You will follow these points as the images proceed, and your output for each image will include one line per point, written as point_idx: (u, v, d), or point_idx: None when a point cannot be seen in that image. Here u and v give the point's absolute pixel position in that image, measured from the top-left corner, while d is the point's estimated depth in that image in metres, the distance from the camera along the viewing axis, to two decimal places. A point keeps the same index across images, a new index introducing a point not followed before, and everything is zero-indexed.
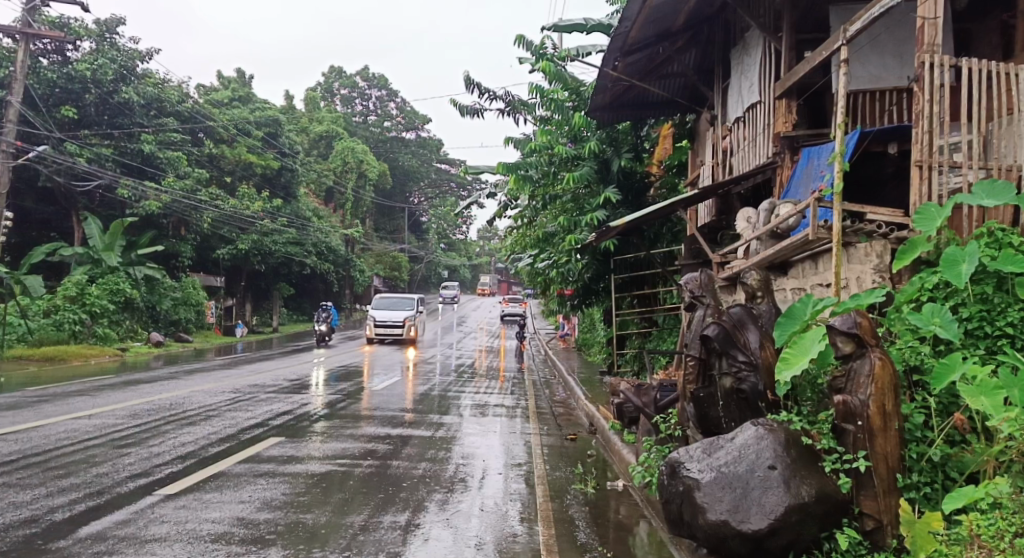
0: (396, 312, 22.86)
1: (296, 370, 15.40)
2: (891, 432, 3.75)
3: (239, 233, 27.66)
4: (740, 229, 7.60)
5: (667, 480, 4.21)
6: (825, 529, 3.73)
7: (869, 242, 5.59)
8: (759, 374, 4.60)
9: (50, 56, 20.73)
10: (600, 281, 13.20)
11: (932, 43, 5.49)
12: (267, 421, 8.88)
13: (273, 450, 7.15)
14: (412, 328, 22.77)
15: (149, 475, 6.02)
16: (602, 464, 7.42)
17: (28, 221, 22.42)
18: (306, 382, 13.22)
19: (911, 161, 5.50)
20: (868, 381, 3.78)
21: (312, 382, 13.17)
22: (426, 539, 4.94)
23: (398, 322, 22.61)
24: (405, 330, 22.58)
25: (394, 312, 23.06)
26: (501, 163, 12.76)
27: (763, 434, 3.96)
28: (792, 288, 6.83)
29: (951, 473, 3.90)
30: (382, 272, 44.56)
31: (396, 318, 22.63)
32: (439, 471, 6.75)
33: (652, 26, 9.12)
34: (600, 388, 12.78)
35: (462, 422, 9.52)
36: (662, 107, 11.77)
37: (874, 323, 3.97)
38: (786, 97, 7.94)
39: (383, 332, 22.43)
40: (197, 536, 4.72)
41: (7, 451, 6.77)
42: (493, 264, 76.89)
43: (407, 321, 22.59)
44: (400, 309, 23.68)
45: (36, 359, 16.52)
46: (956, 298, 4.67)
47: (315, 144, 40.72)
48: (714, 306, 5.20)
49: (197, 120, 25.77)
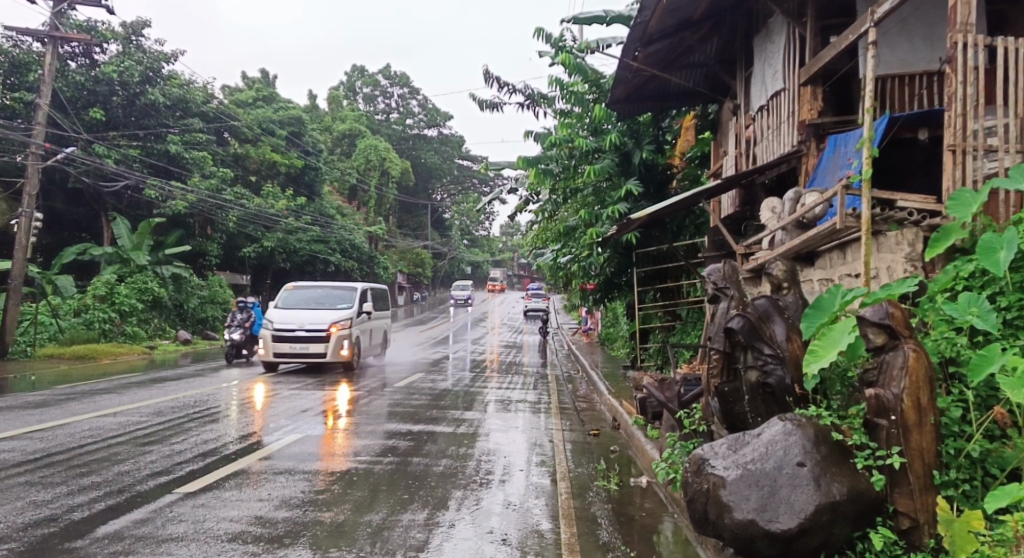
0: (317, 314, 13.78)
1: (192, 396, 10.65)
2: (927, 428, 3.60)
3: (264, 232, 27.81)
4: (764, 220, 7.39)
5: (691, 478, 4.06)
6: (858, 528, 3.58)
7: (900, 231, 5.37)
8: (786, 367, 4.43)
9: (78, 59, 20.97)
10: (622, 275, 13.04)
11: (966, 23, 5.26)
12: (290, 419, 8.84)
13: (295, 448, 7.09)
14: (347, 342, 13.75)
15: (169, 473, 6.00)
16: (626, 460, 7.27)
17: (58, 223, 22.74)
18: (180, 419, 8.52)
19: (944, 145, 5.29)
20: (901, 373, 3.63)
21: (180, 423, 8.27)
22: (444, 538, 4.81)
23: (319, 331, 13.48)
24: (331, 347, 13.51)
25: (316, 312, 13.78)
26: (522, 156, 12.64)
27: (791, 430, 3.81)
28: (819, 279, 6.63)
29: (991, 469, 3.73)
30: (406, 269, 44.67)
31: (318, 323, 13.56)
32: (460, 468, 6.65)
33: (672, 15, 8.94)
34: (624, 382, 12.62)
35: (485, 418, 9.44)
36: (684, 97, 11.56)
37: (907, 314, 3.81)
38: (811, 84, 7.74)
39: (293, 351, 13.37)
40: (213, 535, 4.66)
41: (30, 449, 6.79)
42: (517, 259, 76.59)
43: (334, 328, 13.51)
44: (327, 307, 14.31)
45: (66, 357, 16.71)
46: (994, 287, 4.49)
47: (339, 143, 40.93)
48: (737, 298, 5.04)
49: (222, 120, 25.95)
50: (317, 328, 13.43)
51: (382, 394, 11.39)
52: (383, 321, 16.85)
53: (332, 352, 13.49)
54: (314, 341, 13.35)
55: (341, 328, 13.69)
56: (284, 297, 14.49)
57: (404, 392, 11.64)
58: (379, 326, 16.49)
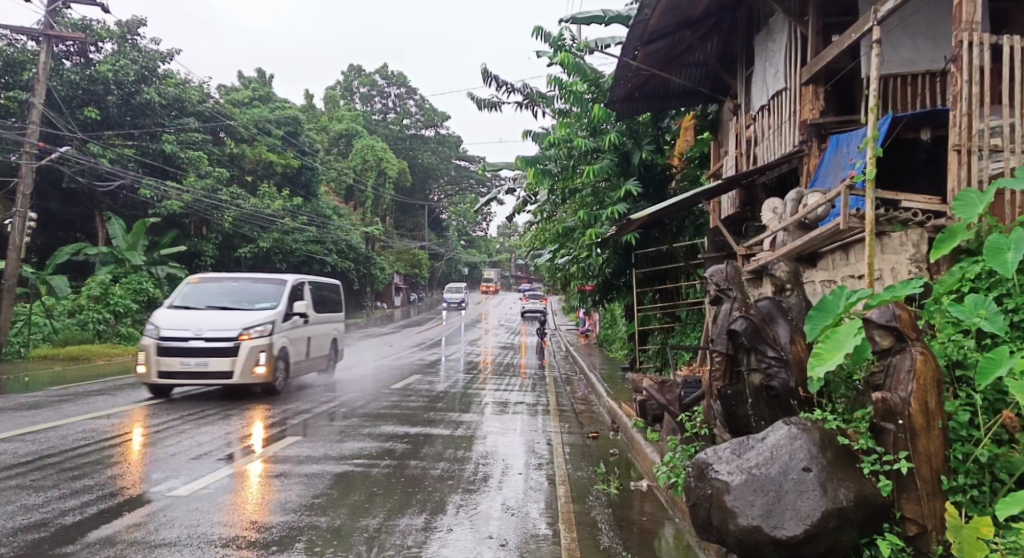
0: (222, 317, 10.14)
1: (95, 423, 8.32)
2: (935, 432, 3.53)
3: (261, 232, 27.70)
4: (766, 220, 7.32)
5: (693, 483, 3.99)
6: (865, 535, 3.51)
7: (905, 232, 5.32)
8: (790, 370, 4.36)
9: (73, 58, 20.85)
10: (621, 277, 12.97)
11: (971, 21, 5.20)
12: (179, 469, 6.20)
13: (255, 472, 6.12)
14: (265, 355, 10.16)
15: (163, 477, 5.91)
16: (626, 463, 7.20)
17: (52, 222, 22.61)
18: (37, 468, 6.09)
19: (949, 145, 5.23)
20: (909, 377, 3.56)
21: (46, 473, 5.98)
22: (443, 544, 4.73)
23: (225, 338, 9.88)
24: (239, 362, 9.85)
25: (220, 315, 10.16)
26: (520, 156, 12.58)
27: (797, 434, 3.74)
28: (822, 281, 6.57)
29: (1000, 474, 3.66)
30: (403, 269, 44.58)
31: (223, 328, 9.91)
32: (458, 472, 6.57)
33: (672, 14, 8.88)
34: (622, 384, 12.55)
35: (483, 420, 9.36)
36: (684, 97, 11.50)
37: (915, 316, 3.74)
38: (813, 83, 7.67)
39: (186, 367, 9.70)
40: (207, 540, 4.57)
41: (22, 452, 6.70)
42: (514, 260, 76.57)
43: (245, 336, 9.91)
44: (242, 306, 10.68)
45: (60, 358, 16.60)
46: (1001, 289, 4.42)
47: (335, 143, 40.86)
48: (740, 300, 4.97)
49: (218, 119, 25.86)
50: (219, 337, 9.78)
51: (379, 396, 11.31)
52: (333, 328, 13.29)
53: (239, 369, 9.85)
54: (216, 354, 9.73)
55: (253, 336, 10.04)
56: (186, 293, 10.87)
57: (401, 394, 11.55)
58: (326, 334, 12.87)
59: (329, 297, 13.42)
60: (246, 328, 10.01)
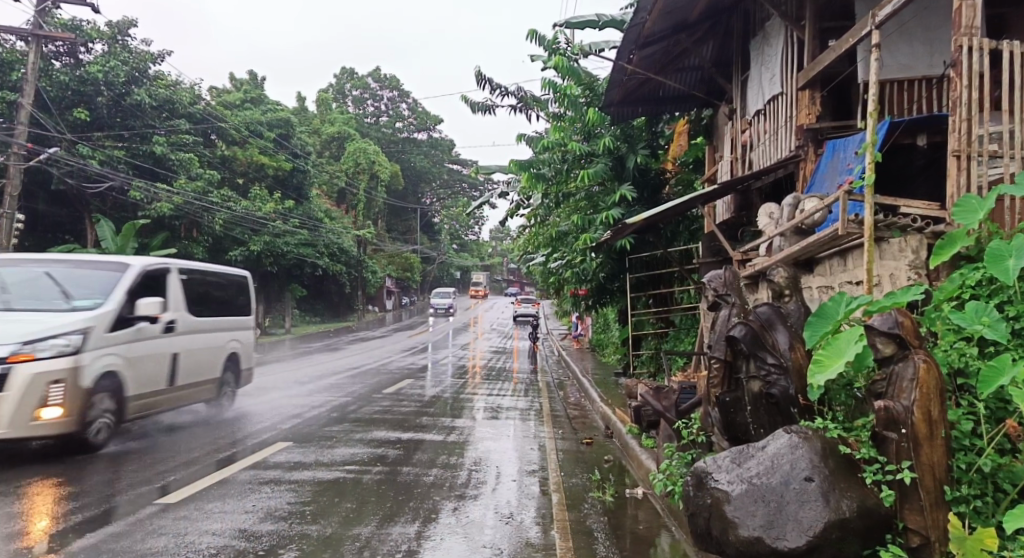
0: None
1: None
2: (938, 441, 3.47)
3: (251, 235, 27.50)
4: (762, 225, 7.28)
5: (692, 492, 3.93)
6: (867, 547, 3.44)
7: (904, 238, 5.28)
8: (789, 378, 4.31)
9: (62, 59, 20.65)
10: (614, 281, 12.91)
11: (970, 26, 5.17)
12: None
13: None
14: (62, 391, 6.15)
15: (150, 483, 5.79)
16: (620, 470, 7.12)
17: (41, 224, 22.39)
18: None
19: (948, 150, 5.19)
20: (912, 385, 3.50)
21: None
22: (435, 553, 4.63)
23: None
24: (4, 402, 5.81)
25: (3, 323, 6.26)
26: (514, 160, 12.51)
27: (798, 443, 3.68)
28: (819, 286, 6.52)
29: (1003, 484, 3.59)
30: (395, 273, 44.43)
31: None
32: (451, 479, 6.47)
33: (668, 17, 8.84)
34: (616, 390, 12.49)
35: (475, 426, 9.27)
36: (679, 101, 11.46)
37: (917, 323, 3.69)
38: (809, 88, 7.64)
39: None
40: (195, 549, 4.48)
41: (6, 458, 6.57)
42: (506, 264, 76.50)
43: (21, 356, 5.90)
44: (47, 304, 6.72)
45: None
46: (1002, 296, 4.37)
47: (327, 146, 40.69)
48: (739, 306, 4.91)
49: (209, 121, 25.70)
50: None
51: (370, 401, 11.20)
52: (234, 337, 9.42)
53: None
54: None
55: (39, 356, 6.03)
56: None
57: (392, 399, 11.44)
58: (218, 348, 9.00)
59: (238, 301, 9.76)
60: (28, 342, 6.01)
